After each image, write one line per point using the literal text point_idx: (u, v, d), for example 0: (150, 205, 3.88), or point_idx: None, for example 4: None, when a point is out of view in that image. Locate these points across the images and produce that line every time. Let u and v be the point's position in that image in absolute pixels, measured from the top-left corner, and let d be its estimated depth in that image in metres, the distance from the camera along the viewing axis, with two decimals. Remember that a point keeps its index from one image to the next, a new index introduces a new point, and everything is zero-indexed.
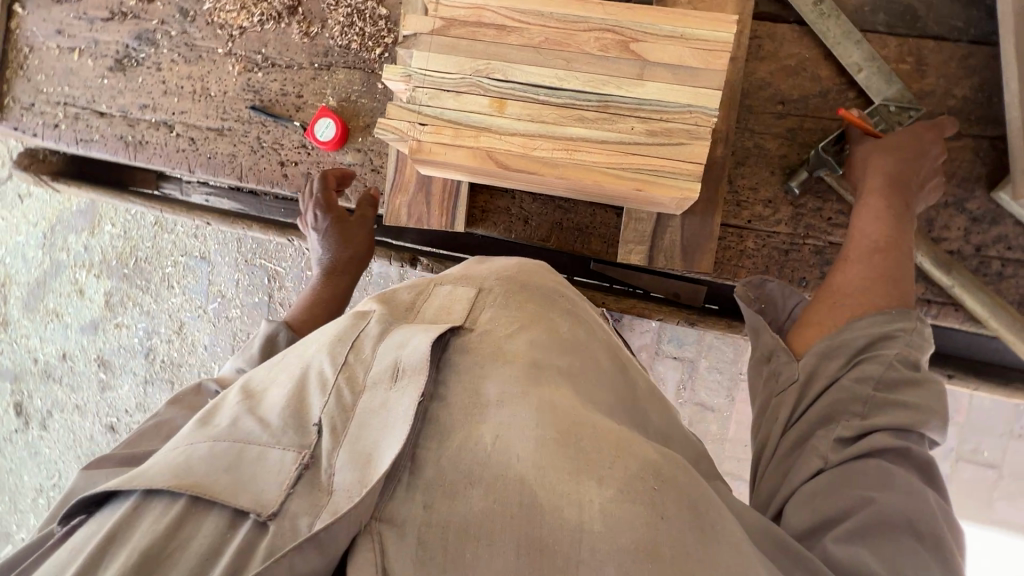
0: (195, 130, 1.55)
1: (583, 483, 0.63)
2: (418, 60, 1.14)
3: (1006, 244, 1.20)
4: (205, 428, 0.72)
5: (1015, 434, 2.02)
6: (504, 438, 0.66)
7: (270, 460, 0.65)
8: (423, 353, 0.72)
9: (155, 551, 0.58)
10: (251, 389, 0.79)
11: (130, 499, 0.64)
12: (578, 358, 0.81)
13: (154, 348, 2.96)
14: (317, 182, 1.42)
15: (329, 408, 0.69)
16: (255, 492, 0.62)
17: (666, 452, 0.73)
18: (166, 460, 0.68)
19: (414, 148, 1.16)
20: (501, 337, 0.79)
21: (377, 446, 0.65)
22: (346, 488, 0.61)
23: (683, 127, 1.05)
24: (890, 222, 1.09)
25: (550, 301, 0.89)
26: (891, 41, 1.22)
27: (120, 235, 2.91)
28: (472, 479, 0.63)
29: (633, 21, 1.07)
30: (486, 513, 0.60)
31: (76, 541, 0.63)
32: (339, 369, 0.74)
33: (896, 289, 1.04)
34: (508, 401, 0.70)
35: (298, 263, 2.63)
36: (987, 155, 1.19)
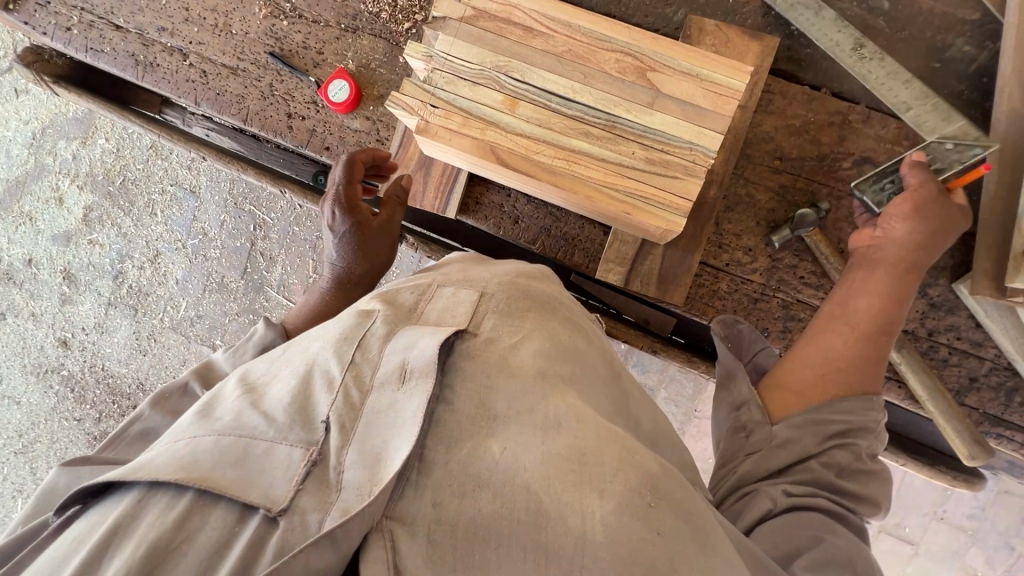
0: (210, 64, 1.54)
1: (587, 494, 0.68)
2: (442, 43, 1.16)
3: (956, 334, 1.26)
4: (206, 422, 0.74)
5: (936, 516, 2.30)
6: (510, 450, 0.71)
7: (277, 454, 0.69)
8: (430, 355, 0.74)
9: (164, 544, 0.61)
10: (251, 381, 0.82)
11: (132, 492, 0.66)
12: (579, 366, 0.85)
13: (124, 272, 2.92)
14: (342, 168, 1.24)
15: (336, 407, 0.73)
16: (262, 489, 0.65)
17: (671, 473, 0.79)
18: (170, 451, 0.70)
19: (420, 127, 1.17)
20: (505, 348, 0.81)
21: (386, 446, 0.69)
22: (356, 486, 0.66)
23: (680, 162, 1.09)
24: (890, 304, 1.11)
25: (550, 309, 0.91)
26: (892, 123, 1.28)
27: (112, 151, 2.87)
28: (480, 482, 0.68)
29: (654, 52, 1.11)
30: (494, 518, 0.66)
31: (81, 533, 0.65)
32: (346, 368, 0.77)
33: (875, 369, 1.10)
34: (514, 416, 0.74)
35: (286, 217, 2.61)
36: (956, 247, 1.26)
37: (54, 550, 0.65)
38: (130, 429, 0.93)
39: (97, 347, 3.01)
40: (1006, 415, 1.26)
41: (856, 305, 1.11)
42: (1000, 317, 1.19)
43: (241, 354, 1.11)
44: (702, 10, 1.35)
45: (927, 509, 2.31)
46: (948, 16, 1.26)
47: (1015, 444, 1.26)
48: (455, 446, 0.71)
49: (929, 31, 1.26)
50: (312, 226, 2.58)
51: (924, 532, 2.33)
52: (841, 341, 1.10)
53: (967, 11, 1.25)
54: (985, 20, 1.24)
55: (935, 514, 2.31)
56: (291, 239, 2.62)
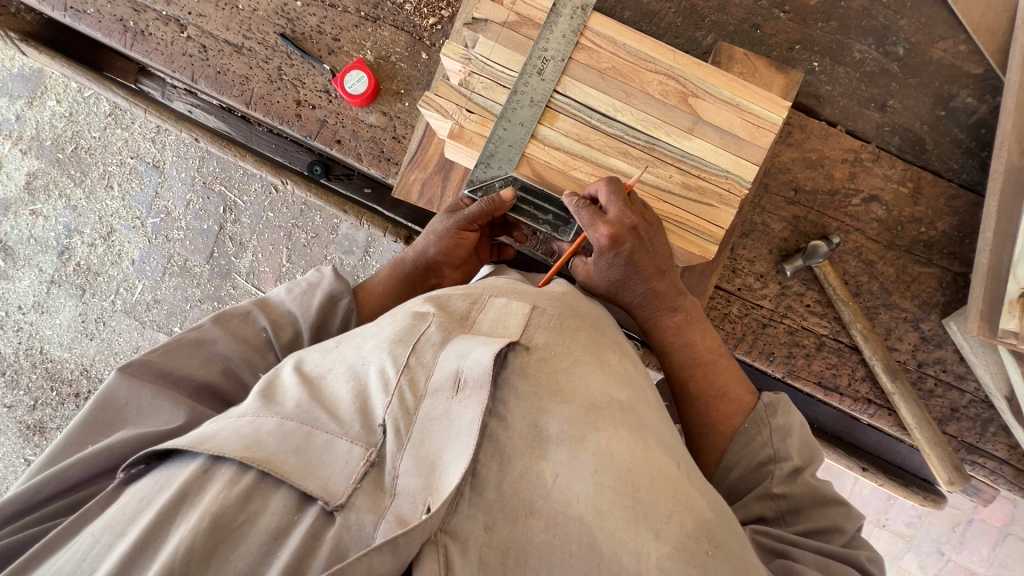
0: (210, 39, 1.43)
1: (642, 534, 0.74)
2: (482, 46, 1.11)
3: (942, 367, 1.35)
4: (270, 406, 0.79)
5: (880, 523, 2.51)
6: (562, 475, 0.77)
7: (338, 448, 0.75)
8: (484, 367, 0.78)
9: (228, 520, 0.64)
10: (306, 372, 0.86)
11: (196, 461, 0.69)
12: (632, 391, 0.91)
13: (72, 248, 2.68)
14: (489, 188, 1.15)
15: (393, 411, 0.78)
16: (322, 480, 0.70)
17: (715, 501, 0.83)
18: (234, 426, 0.74)
19: (455, 132, 1.14)
20: (559, 371, 0.87)
21: (442, 456, 0.74)
22: (411, 493, 0.71)
23: (716, 190, 1.10)
24: (685, 340, 1.10)
25: (597, 334, 0.96)
26: (899, 164, 1.35)
27: (64, 115, 2.61)
28: (532, 510, 0.74)
29: (697, 77, 1.10)
30: (545, 548, 0.72)
31: (145, 493, 0.68)
32: (401, 371, 0.82)
33: (731, 399, 1.05)
34: (568, 439, 0.80)
35: (261, 200, 2.47)
36: (948, 286, 1.34)
37: (120, 505, 0.68)
38: (184, 336, 0.95)
39: (35, 329, 2.77)
40: (981, 443, 1.36)
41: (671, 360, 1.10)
42: (984, 355, 1.28)
43: (309, 302, 1.04)
44: (730, 38, 1.37)
45: (872, 517, 2.51)
46: (955, 68, 1.33)
47: (987, 470, 1.37)
48: (509, 462, 0.78)
49: (938, 80, 1.33)
50: (289, 211, 2.44)
51: (868, 538, 2.51)
52: (693, 394, 1.07)
53: (972, 65, 1.32)
54: (988, 75, 1.32)
55: (878, 522, 2.52)
56: (264, 224, 2.47)
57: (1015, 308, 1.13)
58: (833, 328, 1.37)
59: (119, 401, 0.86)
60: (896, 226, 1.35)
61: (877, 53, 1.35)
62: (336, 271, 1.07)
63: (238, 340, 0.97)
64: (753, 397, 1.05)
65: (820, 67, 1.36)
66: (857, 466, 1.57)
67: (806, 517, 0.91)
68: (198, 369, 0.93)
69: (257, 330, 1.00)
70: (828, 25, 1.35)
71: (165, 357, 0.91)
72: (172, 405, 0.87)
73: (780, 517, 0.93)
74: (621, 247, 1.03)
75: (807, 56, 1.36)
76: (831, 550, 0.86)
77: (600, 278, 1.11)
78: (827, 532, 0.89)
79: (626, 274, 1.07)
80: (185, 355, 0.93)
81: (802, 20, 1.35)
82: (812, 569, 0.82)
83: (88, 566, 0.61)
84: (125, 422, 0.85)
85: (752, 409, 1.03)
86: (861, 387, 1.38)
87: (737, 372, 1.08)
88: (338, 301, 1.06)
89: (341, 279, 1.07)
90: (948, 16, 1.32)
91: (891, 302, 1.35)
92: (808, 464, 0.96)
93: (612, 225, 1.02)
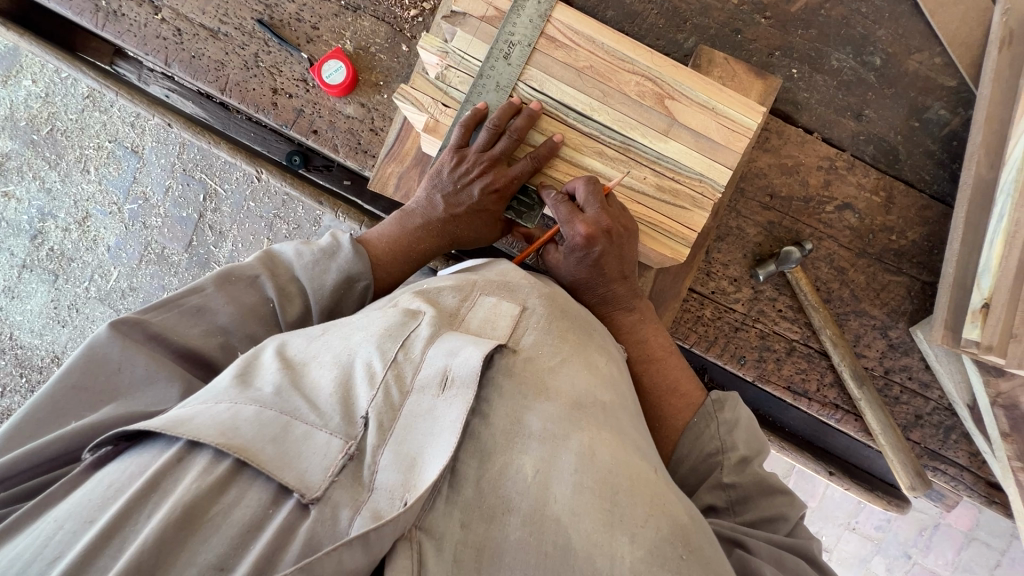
0: (186, 22, 1.40)
1: (616, 537, 0.72)
2: (459, 41, 1.11)
3: (908, 374, 1.38)
4: (248, 391, 0.76)
5: (849, 527, 2.55)
6: (540, 473, 0.77)
7: (317, 440, 0.72)
8: (472, 368, 0.79)
9: (199, 511, 0.63)
10: (288, 358, 0.84)
11: (174, 448, 0.67)
12: (616, 394, 0.91)
13: (45, 232, 2.62)
14: (509, 132, 1.08)
15: (377, 405, 0.77)
16: (299, 472, 0.68)
17: (694, 513, 0.81)
18: (211, 411, 0.71)
19: (430, 125, 1.14)
20: (544, 370, 0.88)
21: (422, 454, 0.74)
22: (389, 489, 0.70)
23: (689, 192, 1.10)
24: (639, 337, 1.10)
25: (585, 337, 0.97)
26: (873, 173, 1.36)
27: (39, 96, 2.54)
28: (509, 508, 0.74)
29: (673, 79, 1.10)
30: (521, 546, 0.71)
31: (117, 479, 0.66)
32: (388, 366, 0.81)
33: (682, 396, 1.05)
34: (548, 438, 0.80)
35: (241, 189, 2.43)
36: (917, 295, 1.36)
37: (87, 489, 0.66)
38: (186, 299, 0.90)
39: (5, 313, 2.70)
40: (943, 450, 1.39)
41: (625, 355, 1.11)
42: (948, 363, 1.30)
43: (323, 275, 1.00)
44: (711, 41, 1.37)
45: (841, 521, 2.55)
46: (930, 80, 1.35)
47: (948, 477, 1.39)
48: (488, 461, 0.77)
49: (913, 91, 1.35)
50: (269, 202, 2.41)
51: (837, 541, 2.56)
52: (645, 386, 1.07)
53: (947, 78, 1.34)
54: (961, 88, 1.34)
55: (848, 526, 2.56)
56: (244, 214, 2.43)
57: (977, 318, 1.16)
58: (804, 333, 1.38)
59: (111, 363, 0.82)
60: (868, 234, 1.37)
61: (855, 63, 1.36)
62: (355, 251, 1.01)
63: (243, 311, 0.93)
64: (704, 393, 1.06)
65: (799, 74, 1.37)
66: (825, 471, 1.59)
67: (754, 505, 0.91)
68: (196, 338, 0.89)
69: (266, 301, 0.96)
70: (807, 32, 1.36)
71: (164, 322, 0.87)
72: (169, 380, 0.83)
73: (729, 505, 0.93)
74: (592, 248, 1.04)
75: (787, 63, 1.37)
76: (780, 539, 0.86)
77: (566, 267, 1.10)
78: (772, 521, 0.89)
79: (593, 274, 1.08)
80: (186, 323, 0.89)
81: (783, 27, 1.36)
82: (767, 562, 0.81)
83: (51, 550, 0.59)
84: (118, 388, 0.81)
85: (701, 404, 1.04)
86: (828, 392, 1.40)
87: (691, 371, 1.09)
88: (355, 283, 1.03)
89: (359, 260, 1.02)
90: (925, 28, 1.34)
91: (860, 309, 1.37)
92: (755, 454, 0.96)
93: (588, 224, 1.02)
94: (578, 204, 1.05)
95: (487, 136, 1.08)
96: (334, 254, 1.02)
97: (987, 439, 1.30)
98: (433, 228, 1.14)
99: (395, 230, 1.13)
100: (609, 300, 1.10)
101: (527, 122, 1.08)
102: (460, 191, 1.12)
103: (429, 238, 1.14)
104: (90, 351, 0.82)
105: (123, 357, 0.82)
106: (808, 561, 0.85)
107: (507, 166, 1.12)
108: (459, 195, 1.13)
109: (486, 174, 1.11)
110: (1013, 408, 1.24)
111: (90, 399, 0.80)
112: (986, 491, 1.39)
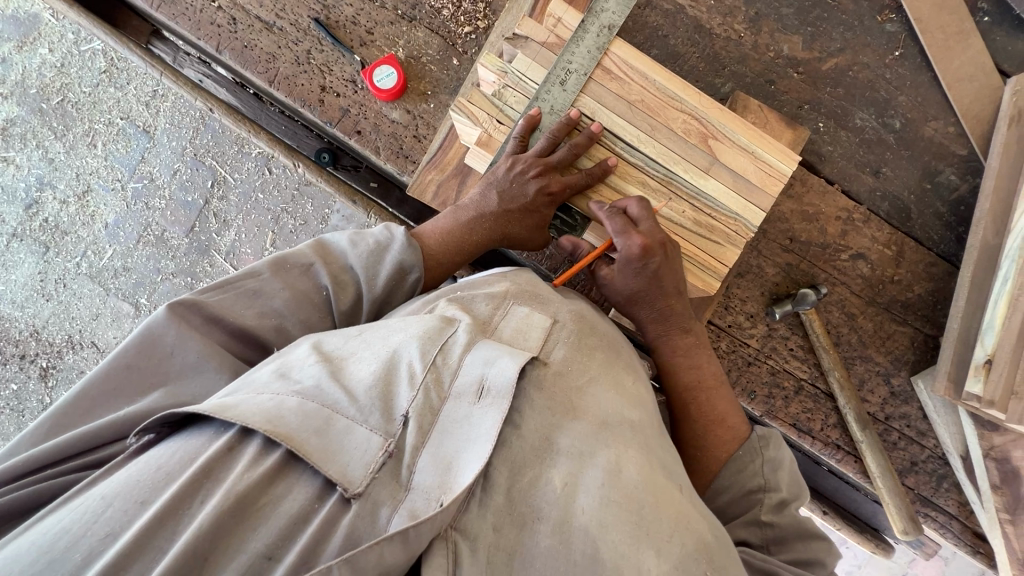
0: (242, 13, 1.42)
1: (643, 550, 0.76)
2: (519, 62, 1.16)
3: (907, 422, 1.44)
4: (290, 383, 0.83)
5: None
6: (566, 484, 0.82)
7: (357, 435, 0.79)
8: (509, 381, 0.85)
9: (252, 502, 0.71)
10: (328, 353, 0.89)
11: (226, 438, 0.75)
12: (642, 412, 0.95)
13: (42, 202, 2.56)
14: (571, 145, 1.13)
15: (416, 405, 0.83)
16: (341, 466, 0.75)
17: (715, 531, 0.84)
18: (257, 400, 0.78)
19: (483, 139, 1.19)
20: (573, 387, 0.93)
21: (458, 458, 0.80)
22: (425, 489, 0.76)
23: (724, 230, 1.16)
24: (688, 364, 1.14)
25: (614, 356, 1.02)
26: (886, 228, 1.44)
27: (53, 64, 2.49)
28: (539, 515, 0.79)
29: (719, 121, 1.15)
30: (550, 553, 0.76)
31: (166, 464, 0.73)
32: (427, 368, 0.87)
33: (725, 428, 1.07)
34: (576, 453, 0.85)
35: (252, 180, 2.41)
36: (920, 346, 1.43)
37: (134, 470, 0.73)
38: (243, 283, 0.94)
39: None
40: (934, 497, 1.45)
41: (670, 378, 1.14)
42: (945, 414, 1.37)
43: (376, 268, 1.02)
44: (746, 88, 1.45)
45: None
46: (943, 147, 1.44)
47: (937, 524, 1.45)
48: (520, 470, 0.82)
49: (928, 156, 1.44)
50: (278, 195, 2.40)
51: None
52: (687, 412, 1.11)
53: (959, 146, 1.44)
54: (971, 157, 1.44)
55: None
56: (251, 205, 2.41)
57: (980, 373, 1.22)
58: (812, 373, 1.44)
59: (164, 346, 0.87)
60: (878, 284, 1.44)
61: (877, 123, 1.45)
62: (408, 242, 1.03)
63: (296, 296, 0.96)
64: (749, 427, 1.09)
65: (825, 127, 1.45)
66: (820, 511, 1.65)
67: (791, 547, 0.96)
68: (251, 320, 0.92)
69: (319, 289, 0.99)
70: (835, 90, 1.45)
71: (221, 304, 0.91)
72: (217, 368, 0.87)
73: (767, 542, 0.97)
74: (650, 259, 1.08)
75: (815, 116, 1.45)
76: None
77: (621, 290, 1.15)
78: (810, 564, 0.94)
79: (647, 286, 1.12)
80: (241, 304, 0.93)
81: (813, 83, 1.45)
82: None
83: (100, 527, 0.67)
84: (167, 373, 0.87)
85: (746, 440, 1.06)
86: (832, 433, 1.45)
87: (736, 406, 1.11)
88: (407, 274, 1.04)
89: (412, 251, 1.03)
90: (942, 99, 1.44)
91: (866, 355, 1.44)
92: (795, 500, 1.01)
93: (644, 235, 1.07)
94: (633, 218, 1.10)
95: (546, 143, 1.13)
96: (387, 246, 1.03)
97: (977, 491, 1.37)
98: (484, 220, 1.15)
99: (448, 222, 1.15)
100: (659, 321, 1.14)
101: (589, 138, 1.14)
102: (515, 188, 1.13)
103: (479, 232, 1.15)
104: (147, 331, 0.87)
105: (177, 342, 0.87)
106: None
107: (560, 175, 1.16)
108: (515, 190, 1.13)
109: (541, 177, 1.13)
110: (1005, 462, 1.31)
111: (141, 382, 0.86)
112: (971, 541, 1.45)
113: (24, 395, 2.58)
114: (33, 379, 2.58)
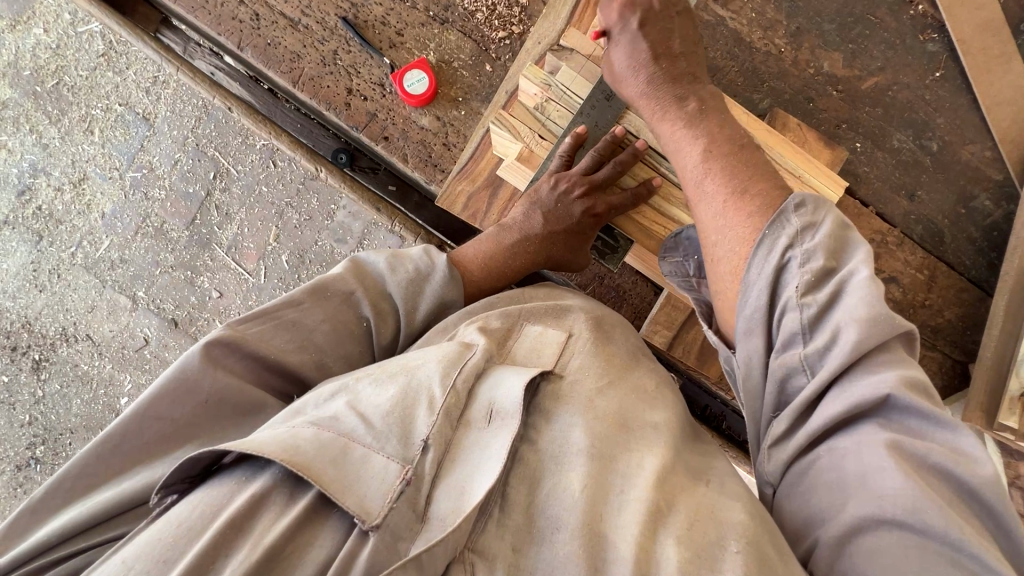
0: (265, 8, 1.35)
1: (657, 540, 0.72)
2: (563, 75, 1.12)
3: None
4: (307, 418, 0.81)
5: None
6: (586, 489, 0.77)
7: (374, 464, 0.75)
8: (518, 398, 0.83)
9: (277, 551, 0.68)
10: (344, 385, 0.88)
11: (245, 485, 0.74)
12: (666, 412, 0.91)
13: (36, 189, 2.46)
14: (617, 162, 1.10)
15: (436, 429, 0.80)
16: (358, 497, 0.72)
17: (752, 506, 0.75)
18: (273, 433, 0.77)
19: (523, 154, 1.18)
20: (592, 391, 0.90)
21: (474, 480, 0.76)
22: (442, 517, 0.72)
23: None
24: (695, 138, 0.98)
25: (634, 363, 0.99)
26: (919, 252, 1.42)
27: (49, 46, 2.38)
28: (558, 527, 0.75)
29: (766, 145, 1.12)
30: (570, 561, 0.72)
31: (186, 519, 0.71)
32: (447, 393, 0.84)
33: (753, 197, 0.88)
34: (596, 454, 0.81)
35: (256, 172, 2.31)
36: (947, 371, 1.43)
37: (156, 529, 0.71)
38: (281, 313, 0.96)
39: None
40: None
41: (679, 168, 0.99)
42: None
43: (416, 302, 1.06)
44: (784, 105, 1.42)
45: None
46: (979, 171, 1.42)
47: None
48: (537, 486, 0.79)
49: (963, 180, 1.42)
50: (283, 189, 2.29)
51: None
52: (706, 197, 0.94)
53: (994, 171, 1.41)
54: (1006, 183, 1.41)
55: None
56: (255, 198, 2.32)
57: (1017, 406, 1.28)
58: None
59: (196, 390, 0.87)
60: (909, 308, 1.43)
61: (914, 145, 1.43)
62: (449, 274, 1.06)
63: (338, 327, 0.98)
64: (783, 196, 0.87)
65: (862, 147, 1.43)
66: None
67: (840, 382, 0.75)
68: (291, 354, 0.94)
69: (360, 320, 1.01)
70: (874, 110, 1.42)
71: (256, 338, 0.92)
72: (253, 410, 0.90)
73: (807, 363, 0.77)
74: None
75: (852, 136, 1.43)
76: (886, 397, 0.71)
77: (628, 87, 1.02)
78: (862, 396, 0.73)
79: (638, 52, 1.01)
80: (281, 338, 0.94)
81: (852, 102, 1.42)
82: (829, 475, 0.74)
83: None
84: (201, 417, 0.87)
85: (779, 206, 0.84)
86: None
87: (770, 173, 0.92)
88: (447, 308, 1.08)
89: (452, 284, 1.07)
90: (980, 122, 1.41)
91: None
92: (838, 266, 0.78)
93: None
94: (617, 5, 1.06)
95: (591, 161, 1.11)
96: (427, 277, 1.06)
97: None
98: (529, 244, 1.16)
99: (491, 244, 1.16)
100: (664, 100, 1.01)
101: (632, 151, 1.09)
102: (560, 210, 1.14)
103: (524, 254, 1.16)
104: (180, 374, 0.86)
105: (212, 388, 0.87)
106: (902, 448, 0.70)
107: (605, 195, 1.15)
108: (561, 212, 1.14)
109: (586, 198, 1.13)
110: None
111: (174, 429, 0.86)
112: None
113: (16, 389, 2.49)
114: (24, 372, 2.48)
